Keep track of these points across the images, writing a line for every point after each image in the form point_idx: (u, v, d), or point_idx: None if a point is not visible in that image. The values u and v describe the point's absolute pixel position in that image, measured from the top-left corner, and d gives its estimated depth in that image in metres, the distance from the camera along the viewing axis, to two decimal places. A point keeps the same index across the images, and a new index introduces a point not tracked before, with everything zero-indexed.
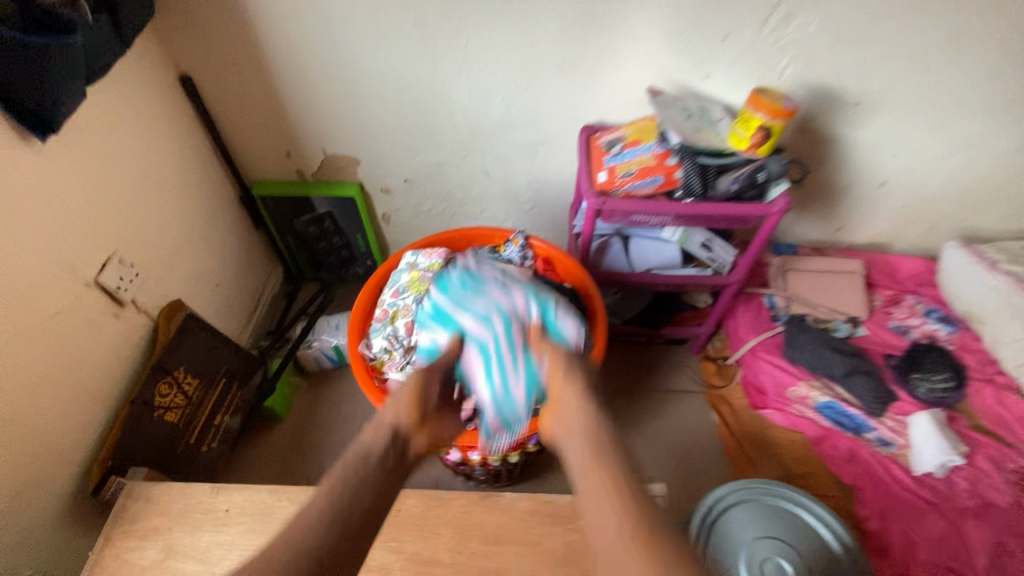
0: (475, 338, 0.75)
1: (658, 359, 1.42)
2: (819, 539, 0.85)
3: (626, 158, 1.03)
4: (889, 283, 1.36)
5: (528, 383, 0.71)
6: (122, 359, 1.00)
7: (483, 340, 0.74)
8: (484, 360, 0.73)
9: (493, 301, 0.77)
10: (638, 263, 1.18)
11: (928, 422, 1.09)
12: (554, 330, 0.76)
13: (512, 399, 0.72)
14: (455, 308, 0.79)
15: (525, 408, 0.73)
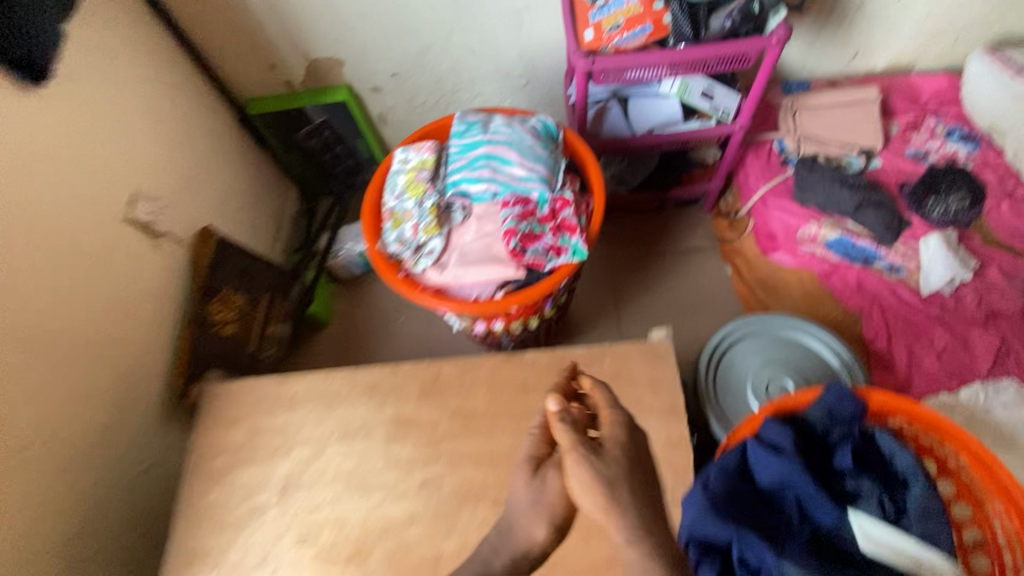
0: (501, 156, 0.85)
1: (671, 221, 1.42)
2: (823, 360, 0.92)
3: (612, 9, 0.97)
4: (909, 107, 1.26)
5: (547, 164, 0.85)
6: (172, 289, 1.09)
7: (506, 152, 0.85)
8: (505, 162, 0.84)
9: (503, 126, 0.87)
10: (636, 124, 1.16)
11: (938, 243, 1.08)
12: (543, 126, 0.89)
13: (534, 180, 0.83)
14: (475, 142, 0.87)
15: (542, 179, 0.83)
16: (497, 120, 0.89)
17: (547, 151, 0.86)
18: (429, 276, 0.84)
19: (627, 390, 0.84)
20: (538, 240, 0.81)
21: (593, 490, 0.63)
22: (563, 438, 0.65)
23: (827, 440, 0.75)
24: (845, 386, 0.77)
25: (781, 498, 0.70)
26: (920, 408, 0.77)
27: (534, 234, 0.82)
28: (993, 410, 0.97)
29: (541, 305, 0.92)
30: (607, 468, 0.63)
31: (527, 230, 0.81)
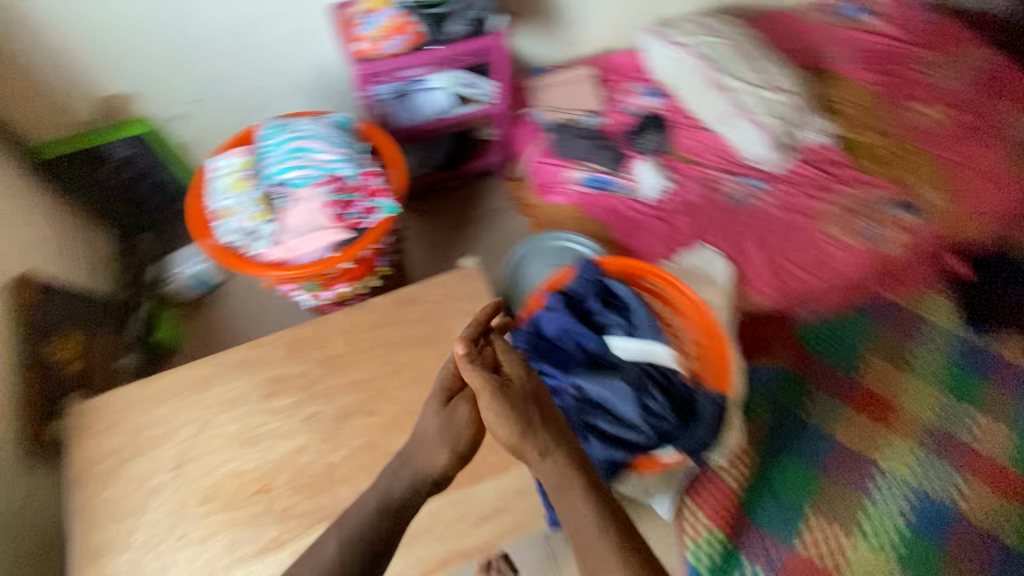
0: (306, 147, 1.05)
1: (476, 190, 1.74)
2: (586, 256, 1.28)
3: (375, 24, 1.20)
4: (616, 77, 1.73)
5: (347, 146, 1.06)
6: (3, 340, 1.05)
7: (310, 142, 1.05)
8: (311, 150, 1.04)
9: (304, 124, 1.08)
10: (421, 113, 1.42)
11: (646, 164, 1.57)
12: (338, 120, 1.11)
13: (338, 160, 1.04)
14: (283, 139, 1.06)
15: (345, 157, 1.05)
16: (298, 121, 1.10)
17: (346, 137, 1.08)
18: (268, 253, 1.01)
19: (453, 306, 1.09)
20: (354, 206, 1.03)
21: (506, 422, 0.76)
22: (474, 380, 0.77)
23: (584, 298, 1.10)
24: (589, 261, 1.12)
25: (562, 341, 1.04)
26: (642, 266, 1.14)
27: (350, 202, 1.03)
28: (696, 264, 1.41)
29: (376, 263, 1.13)
30: (511, 402, 0.76)
31: (343, 199, 1.02)
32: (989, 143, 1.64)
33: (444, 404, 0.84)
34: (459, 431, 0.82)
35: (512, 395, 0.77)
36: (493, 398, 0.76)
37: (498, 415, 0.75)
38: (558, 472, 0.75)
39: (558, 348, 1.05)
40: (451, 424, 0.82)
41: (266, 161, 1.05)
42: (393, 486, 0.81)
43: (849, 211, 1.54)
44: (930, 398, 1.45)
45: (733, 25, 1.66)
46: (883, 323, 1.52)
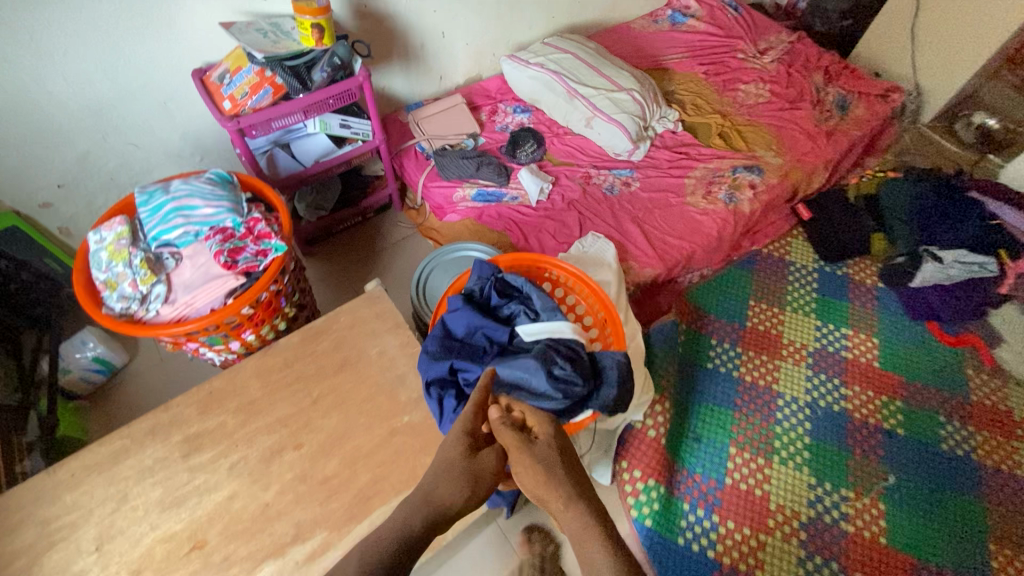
0: (189, 205, 1.08)
1: (377, 226, 1.81)
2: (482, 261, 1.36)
3: (237, 83, 1.26)
4: (486, 101, 1.89)
5: (230, 198, 1.11)
6: None
7: (192, 201, 1.09)
8: (194, 207, 1.08)
9: (182, 185, 1.11)
10: (304, 160, 1.48)
11: (526, 173, 1.68)
12: (216, 175, 1.16)
13: (223, 212, 1.09)
14: (163, 202, 1.08)
15: (229, 209, 1.09)
16: (176, 184, 1.13)
17: (229, 190, 1.13)
18: (165, 313, 1.02)
19: (363, 329, 1.14)
20: (245, 250, 1.05)
21: (535, 472, 0.87)
22: (506, 436, 0.91)
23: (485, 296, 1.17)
24: (483, 261, 1.19)
25: (472, 337, 1.11)
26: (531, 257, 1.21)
27: (239, 248, 1.06)
28: (587, 250, 1.53)
29: (278, 304, 1.17)
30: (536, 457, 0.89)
31: (232, 246, 1.05)
32: (803, 108, 1.95)
33: (472, 453, 0.90)
34: (481, 473, 0.88)
35: (541, 451, 0.90)
36: (529, 453, 0.89)
37: (536, 464, 0.88)
38: (580, 522, 0.81)
39: (467, 343, 1.11)
40: (476, 466, 0.89)
41: (149, 226, 1.07)
42: (413, 517, 0.81)
43: (706, 181, 1.76)
44: (805, 324, 1.67)
45: (578, 43, 1.88)
46: (753, 272, 1.76)
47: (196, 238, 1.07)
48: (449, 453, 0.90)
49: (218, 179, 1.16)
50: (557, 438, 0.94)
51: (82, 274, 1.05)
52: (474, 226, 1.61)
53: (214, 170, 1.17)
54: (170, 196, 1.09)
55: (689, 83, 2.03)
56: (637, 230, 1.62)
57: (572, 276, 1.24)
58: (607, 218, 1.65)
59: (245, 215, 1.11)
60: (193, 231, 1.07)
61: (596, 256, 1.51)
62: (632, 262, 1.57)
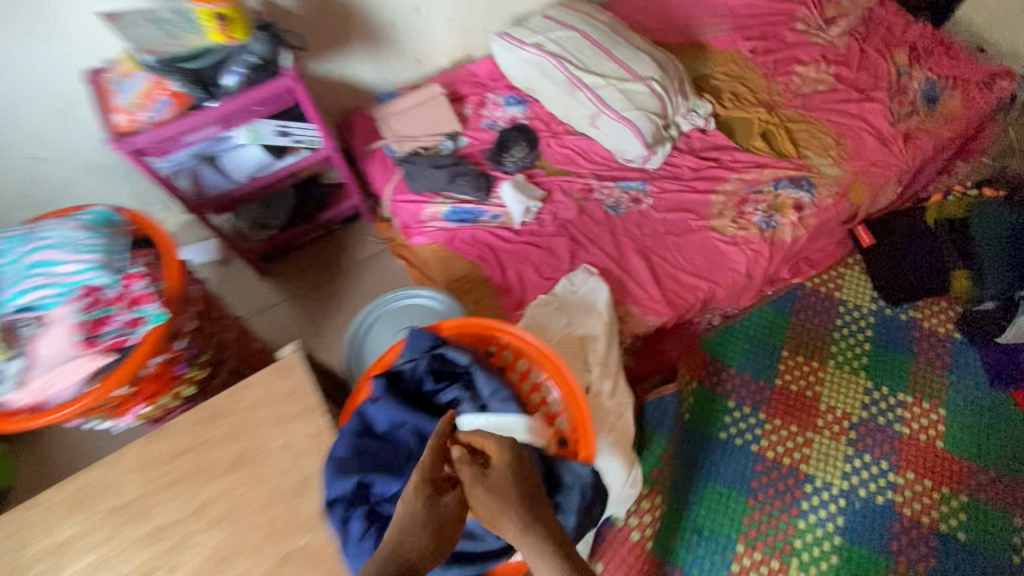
0: (45, 259, 0.86)
1: (342, 239, 1.57)
2: (434, 311, 1.11)
3: (129, 91, 1.03)
4: (473, 90, 1.56)
5: (98, 249, 0.88)
6: None
7: (49, 253, 0.86)
8: (51, 262, 0.86)
9: (46, 230, 0.90)
10: (235, 175, 1.25)
11: (509, 186, 1.38)
12: (92, 213, 0.94)
13: (86, 270, 0.86)
14: (19, 254, 0.88)
15: (93, 265, 0.86)
16: (43, 226, 0.93)
17: (103, 236, 0.90)
18: (16, 400, 0.83)
19: None
20: (111, 321, 0.86)
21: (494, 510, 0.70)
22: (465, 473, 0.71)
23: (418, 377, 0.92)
24: (419, 330, 0.93)
25: (397, 434, 0.88)
26: (479, 323, 0.96)
27: (106, 317, 0.86)
28: (575, 292, 1.25)
29: (177, 372, 0.98)
30: (496, 488, 0.71)
31: (95, 316, 0.85)
32: (876, 100, 1.53)
33: (432, 498, 0.69)
34: (442, 526, 0.68)
35: (500, 479, 0.72)
36: (496, 489, 0.70)
37: (506, 508, 0.69)
38: (538, 546, 0.69)
39: (388, 443, 0.87)
40: (440, 516, 0.68)
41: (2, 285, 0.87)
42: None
43: (738, 199, 1.41)
44: (851, 387, 1.34)
45: (588, 15, 1.50)
46: (790, 313, 1.42)
47: (52, 304, 0.85)
48: (404, 505, 0.67)
49: (94, 219, 0.93)
50: (519, 466, 0.75)
51: None
52: (442, 253, 1.37)
53: (95, 204, 0.97)
54: (28, 246, 0.88)
55: (730, 65, 1.63)
56: (641, 264, 1.31)
57: (537, 354, 0.96)
58: (606, 247, 1.34)
59: (116, 271, 0.88)
60: (49, 295, 0.85)
61: (584, 301, 1.22)
62: (632, 306, 1.28)
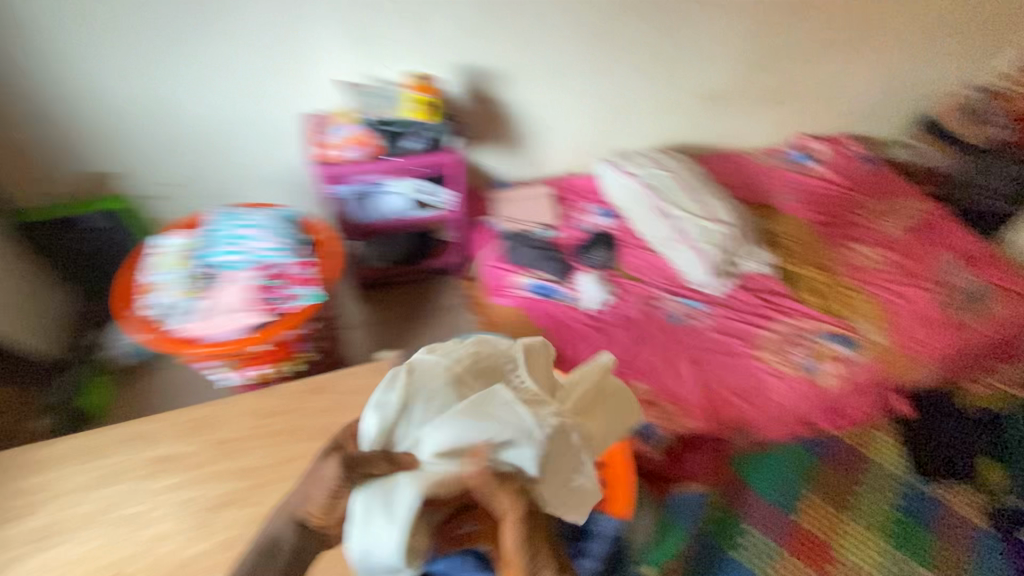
0: (249, 235, 1.16)
1: (431, 288, 1.81)
2: None
3: (336, 135, 1.37)
4: (574, 196, 1.86)
5: (289, 237, 1.18)
6: None
7: (253, 230, 1.17)
8: (253, 237, 1.16)
9: (253, 214, 1.21)
10: (380, 214, 1.56)
11: (589, 277, 1.62)
12: (289, 215, 1.25)
13: (273, 249, 1.15)
14: (226, 226, 1.17)
15: (280, 247, 1.15)
16: (245, 212, 1.23)
17: (291, 231, 1.20)
18: (189, 328, 1.08)
19: (359, 400, 1.10)
20: (278, 291, 1.11)
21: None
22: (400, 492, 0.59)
23: None
24: (501, 366, 1.14)
25: None
26: None
27: (276, 286, 1.12)
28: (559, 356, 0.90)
29: (297, 348, 1.19)
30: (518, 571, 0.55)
31: (270, 283, 1.11)
32: (924, 287, 1.70)
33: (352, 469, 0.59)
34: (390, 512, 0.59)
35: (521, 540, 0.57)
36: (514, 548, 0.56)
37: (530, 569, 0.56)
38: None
39: None
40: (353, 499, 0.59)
41: (210, 245, 1.15)
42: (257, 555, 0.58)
43: (786, 340, 1.57)
44: (870, 547, 1.37)
45: (684, 163, 1.80)
46: (820, 459, 1.49)
47: (242, 267, 1.13)
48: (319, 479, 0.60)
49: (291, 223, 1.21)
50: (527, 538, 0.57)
51: (136, 279, 1.15)
52: (520, 318, 1.59)
53: (294, 206, 1.26)
54: (235, 222, 1.18)
55: (796, 227, 1.86)
56: (690, 372, 1.48)
57: None
58: (662, 349, 1.52)
59: (293, 256, 1.16)
60: (243, 260, 1.14)
61: (519, 353, 0.81)
62: (675, 406, 1.43)
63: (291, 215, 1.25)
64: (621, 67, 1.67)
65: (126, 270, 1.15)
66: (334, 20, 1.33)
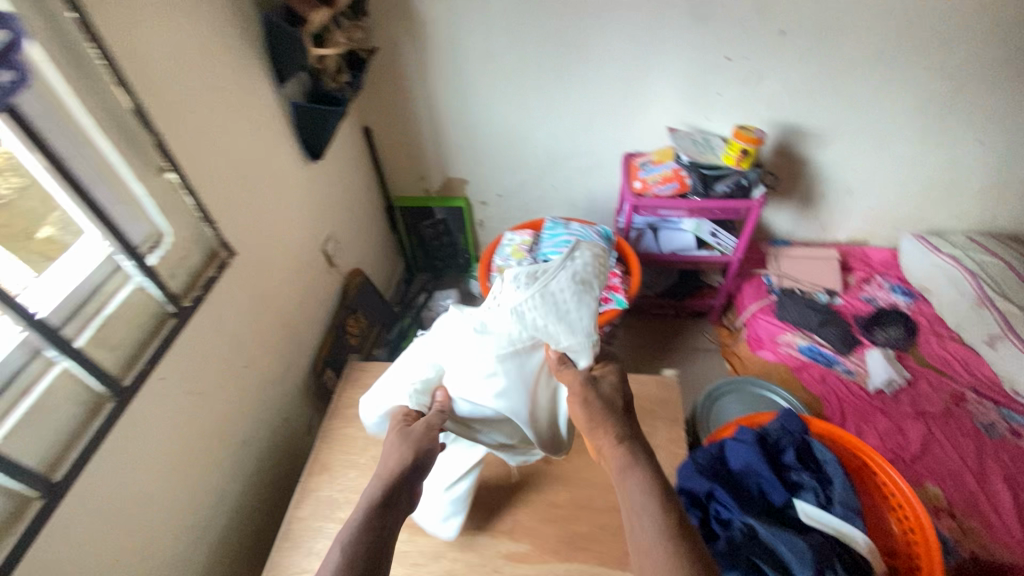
0: (577, 243, 1.41)
1: (684, 327, 1.84)
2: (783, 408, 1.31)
3: (653, 173, 1.56)
4: (862, 267, 1.77)
5: (606, 251, 1.41)
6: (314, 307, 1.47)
7: (580, 240, 1.42)
8: (579, 245, 1.41)
9: (578, 228, 1.47)
10: (664, 246, 1.68)
11: (880, 356, 1.53)
12: (604, 233, 1.46)
13: None
14: (558, 233, 1.46)
15: (599, 258, 1.38)
16: (570, 225, 1.48)
17: (607, 247, 1.42)
18: None
19: (644, 404, 1.21)
20: (594, 292, 1.33)
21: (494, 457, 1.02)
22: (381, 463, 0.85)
23: (779, 445, 1.10)
24: (793, 414, 1.14)
25: (748, 477, 1.05)
26: (846, 435, 1.16)
27: None
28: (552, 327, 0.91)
29: None
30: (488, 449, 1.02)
31: None
32: None
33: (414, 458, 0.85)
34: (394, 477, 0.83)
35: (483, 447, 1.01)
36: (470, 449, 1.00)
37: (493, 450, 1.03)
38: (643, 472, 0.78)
39: (735, 478, 1.06)
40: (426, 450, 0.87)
41: (546, 246, 1.45)
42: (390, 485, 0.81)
43: None
44: None
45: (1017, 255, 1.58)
46: None
47: None
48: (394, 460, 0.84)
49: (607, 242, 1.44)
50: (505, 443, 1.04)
51: (487, 259, 1.49)
52: (788, 376, 1.55)
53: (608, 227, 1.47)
54: (566, 231, 1.46)
55: None
56: (1007, 491, 1.27)
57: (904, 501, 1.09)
58: (968, 457, 1.33)
59: (608, 268, 1.38)
60: None
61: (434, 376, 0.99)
62: (981, 525, 1.23)
63: (605, 234, 1.46)
64: (960, 142, 1.55)
65: (482, 253, 1.50)
66: (677, 75, 1.52)
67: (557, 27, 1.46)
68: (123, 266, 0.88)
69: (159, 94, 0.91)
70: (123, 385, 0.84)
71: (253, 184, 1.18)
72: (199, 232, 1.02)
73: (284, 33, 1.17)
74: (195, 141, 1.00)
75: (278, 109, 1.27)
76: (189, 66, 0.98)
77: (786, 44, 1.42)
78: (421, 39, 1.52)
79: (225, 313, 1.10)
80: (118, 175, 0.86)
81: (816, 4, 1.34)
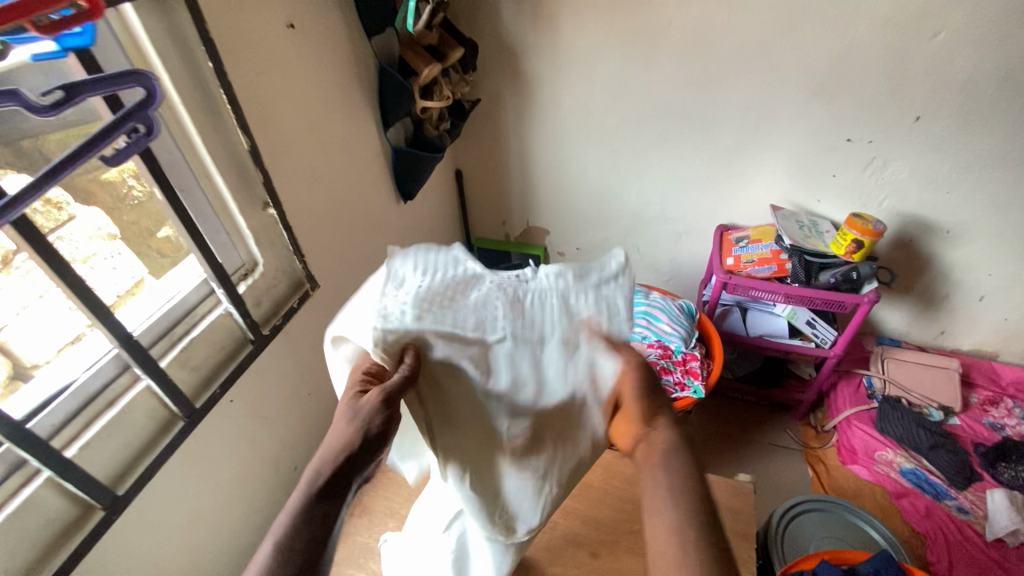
0: (656, 316, 1.33)
1: (763, 418, 1.67)
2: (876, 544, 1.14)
3: (750, 250, 1.46)
4: (987, 385, 1.54)
5: (688, 330, 1.31)
6: None
7: (660, 313, 1.33)
8: (658, 319, 1.32)
9: (660, 298, 1.38)
10: (751, 329, 1.55)
11: (1005, 499, 1.30)
12: (688, 308, 1.37)
13: (673, 336, 1.29)
14: (637, 300, 1.38)
15: (679, 336, 1.29)
16: (651, 293, 1.41)
17: (689, 325, 1.32)
18: None
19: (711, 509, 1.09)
20: (669, 374, 1.24)
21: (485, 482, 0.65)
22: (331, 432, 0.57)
23: None
24: (892, 559, 0.96)
25: None
26: None
27: (668, 369, 1.25)
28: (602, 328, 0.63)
29: None
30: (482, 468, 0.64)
31: (665, 365, 1.25)
32: None
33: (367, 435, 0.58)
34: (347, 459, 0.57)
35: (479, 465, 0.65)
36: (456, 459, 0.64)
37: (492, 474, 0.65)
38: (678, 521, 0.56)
39: None
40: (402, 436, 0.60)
41: None
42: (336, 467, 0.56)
43: None
44: None
45: None
46: None
47: (643, 341, 1.30)
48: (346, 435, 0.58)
49: (690, 319, 1.34)
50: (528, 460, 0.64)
51: None
52: (885, 502, 1.38)
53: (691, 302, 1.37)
54: (645, 300, 1.38)
55: None
56: None
57: None
58: None
59: (687, 348, 1.28)
60: (645, 336, 1.32)
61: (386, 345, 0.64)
62: None
63: (689, 310, 1.37)
64: None
65: None
66: (787, 152, 1.43)
67: (663, 93, 1.42)
68: (216, 292, 0.92)
69: (275, 133, 0.97)
70: (194, 408, 0.86)
71: (344, 220, 1.23)
72: (289, 265, 1.06)
73: (396, 82, 1.22)
74: (299, 178, 1.05)
75: (380, 150, 1.33)
76: (306, 110, 1.04)
77: (920, 133, 1.29)
78: (524, 93, 1.54)
79: (298, 341, 1.13)
80: (226, 206, 0.91)
81: (960, 95, 1.21)
